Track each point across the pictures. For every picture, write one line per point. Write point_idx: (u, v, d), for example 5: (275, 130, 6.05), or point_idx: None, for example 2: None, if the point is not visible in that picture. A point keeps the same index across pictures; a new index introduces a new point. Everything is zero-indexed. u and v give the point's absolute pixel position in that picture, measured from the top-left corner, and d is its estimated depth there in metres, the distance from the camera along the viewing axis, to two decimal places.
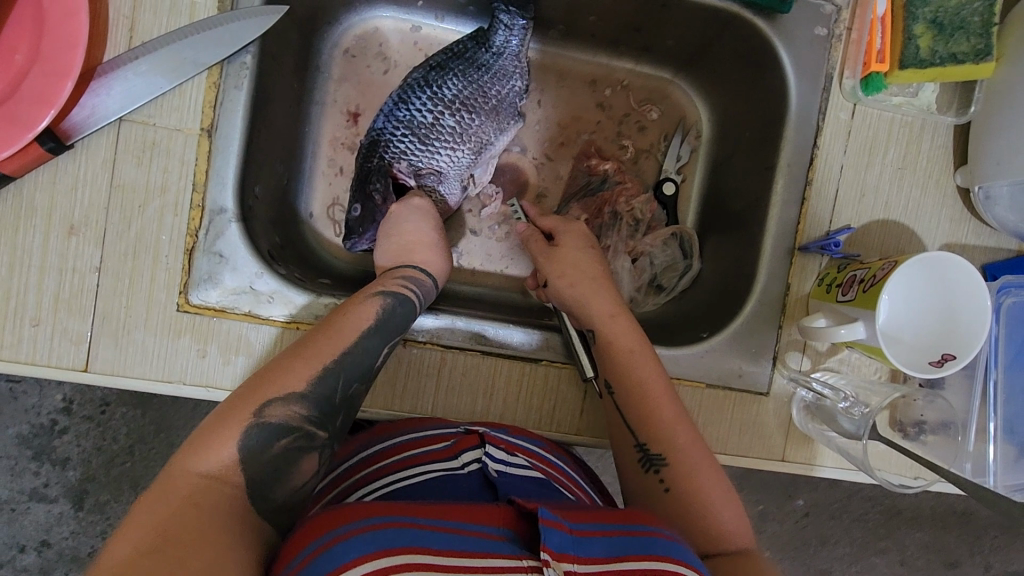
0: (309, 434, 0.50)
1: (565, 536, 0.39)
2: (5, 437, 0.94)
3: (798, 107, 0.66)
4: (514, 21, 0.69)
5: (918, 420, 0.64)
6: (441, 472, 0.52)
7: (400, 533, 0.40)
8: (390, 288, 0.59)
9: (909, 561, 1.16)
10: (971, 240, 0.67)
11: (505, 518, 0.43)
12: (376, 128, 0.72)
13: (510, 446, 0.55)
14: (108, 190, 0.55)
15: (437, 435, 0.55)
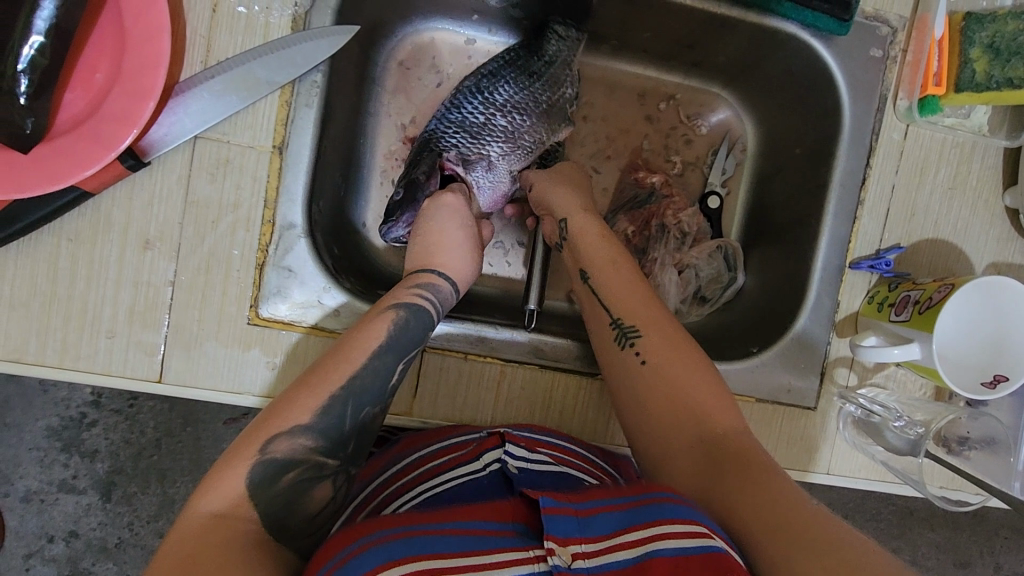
0: (320, 463, 0.49)
1: (569, 521, 0.40)
2: (35, 429, 0.95)
3: (851, 128, 0.67)
4: (568, 32, 0.72)
5: (963, 436, 0.66)
6: (463, 475, 0.52)
7: (411, 539, 0.40)
8: (406, 299, 0.58)
9: (921, 560, 1.18)
10: (1017, 259, 0.68)
11: (516, 511, 0.43)
12: (427, 130, 0.71)
13: (530, 442, 0.55)
14: (182, 206, 0.57)
15: (463, 440, 0.56)
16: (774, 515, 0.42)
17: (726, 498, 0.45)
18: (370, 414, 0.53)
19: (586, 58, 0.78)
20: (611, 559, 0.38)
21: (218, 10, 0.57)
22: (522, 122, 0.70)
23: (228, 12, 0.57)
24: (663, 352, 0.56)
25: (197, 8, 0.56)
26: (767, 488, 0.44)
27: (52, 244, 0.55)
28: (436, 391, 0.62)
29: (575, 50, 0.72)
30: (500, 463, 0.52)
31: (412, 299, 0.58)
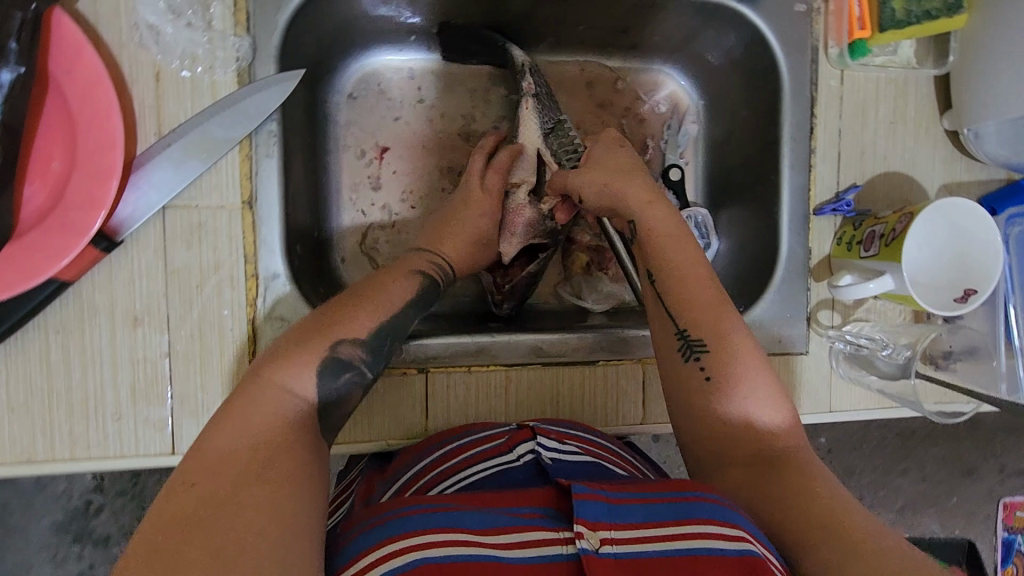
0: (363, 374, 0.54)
1: (600, 507, 0.42)
2: (41, 527, 0.94)
3: (791, 82, 0.70)
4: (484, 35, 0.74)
5: (947, 350, 0.69)
6: (500, 465, 0.53)
7: (446, 513, 0.42)
8: (420, 269, 0.62)
9: (930, 475, 1.24)
10: (965, 177, 0.72)
11: (548, 496, 0.45)
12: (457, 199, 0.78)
13: (560, 435, 0.57)
14: (163, 277, 0.57)
15: (494, 431, 0.58)
16: (830, 510, 0.45)
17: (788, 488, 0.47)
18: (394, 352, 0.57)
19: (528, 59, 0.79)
20: (637, 550, 0.40)
21: (161, 78, 0.57)
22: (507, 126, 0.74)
23: (172, 79, 0.57)
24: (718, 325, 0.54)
25: (140, 80, 0.56)
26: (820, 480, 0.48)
27: (41, 340, 0.55)
28: (448, 407, 0.64)
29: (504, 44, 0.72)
30: (533, 454, 0.54)
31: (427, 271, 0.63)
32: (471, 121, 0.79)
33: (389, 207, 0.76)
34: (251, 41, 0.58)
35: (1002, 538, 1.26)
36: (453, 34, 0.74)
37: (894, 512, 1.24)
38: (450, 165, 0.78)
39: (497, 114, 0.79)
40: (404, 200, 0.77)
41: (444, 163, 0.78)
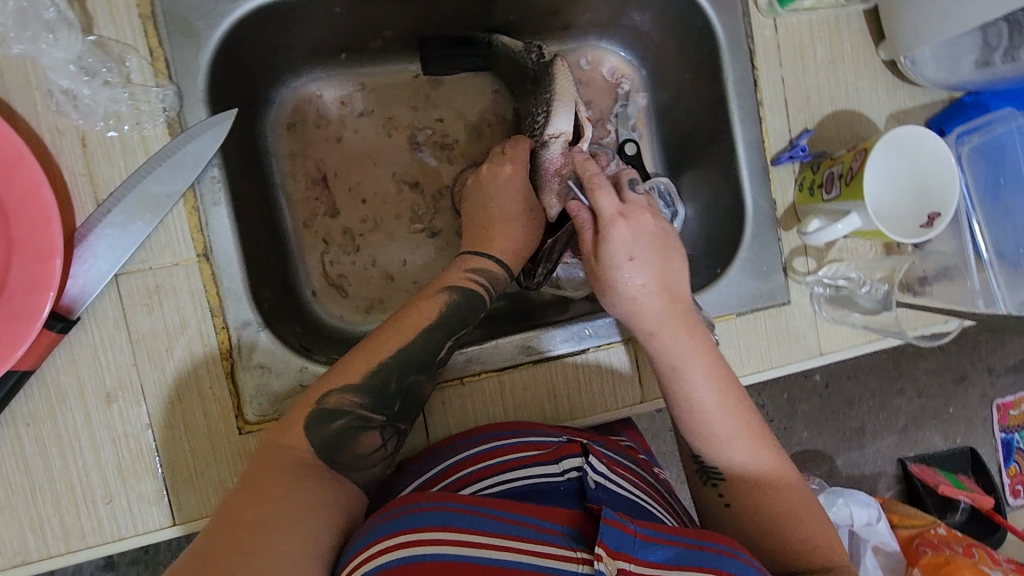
0: (366, 416, 0.55)
1: (627, 538, 0.43)
2: None
3: (727, 39, 0.70)
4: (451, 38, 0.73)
5: (921, 275, 0.70)
6: (541, 475, 0.52)
7: (472, 518, 0.44)
8: (458, 282, 0.62)
9: (925, 390, 1.27)
10: (910, 103, 0.73)
11: (573, 516, 0.46)
12: (417, 211, 0.77)
13: (610, 462, 0.55)
14: (129, 347, 0.54)
15: (538, 438, 0.57)
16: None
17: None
18: (415, 381, 0.58)
19: None
20: None
21: (87, 142, 0.54)
22: (539, 103, 0.71)
23: (99, 141, 0.54)
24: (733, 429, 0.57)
25: (66, 148, 0.54)
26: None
27: (12, 435, 0.52)
28: (447, 420, 0.64)
29: (490, 38, 0.72)
30: (579, 472, 0.53)
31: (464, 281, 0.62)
32: (418, 130, 0.77)
33: (349, 229, 0.76)
34: (175, 88, 0.56)
35: (999, 436, 1.31)
36: (435, 46, 0.73)
37: (898, 433, 1.27)
38: (405, 178, 0.77)
39: (450, 120, 0.78)
40: (364, 220, 0.76)
41: (399, 178, 0.77)
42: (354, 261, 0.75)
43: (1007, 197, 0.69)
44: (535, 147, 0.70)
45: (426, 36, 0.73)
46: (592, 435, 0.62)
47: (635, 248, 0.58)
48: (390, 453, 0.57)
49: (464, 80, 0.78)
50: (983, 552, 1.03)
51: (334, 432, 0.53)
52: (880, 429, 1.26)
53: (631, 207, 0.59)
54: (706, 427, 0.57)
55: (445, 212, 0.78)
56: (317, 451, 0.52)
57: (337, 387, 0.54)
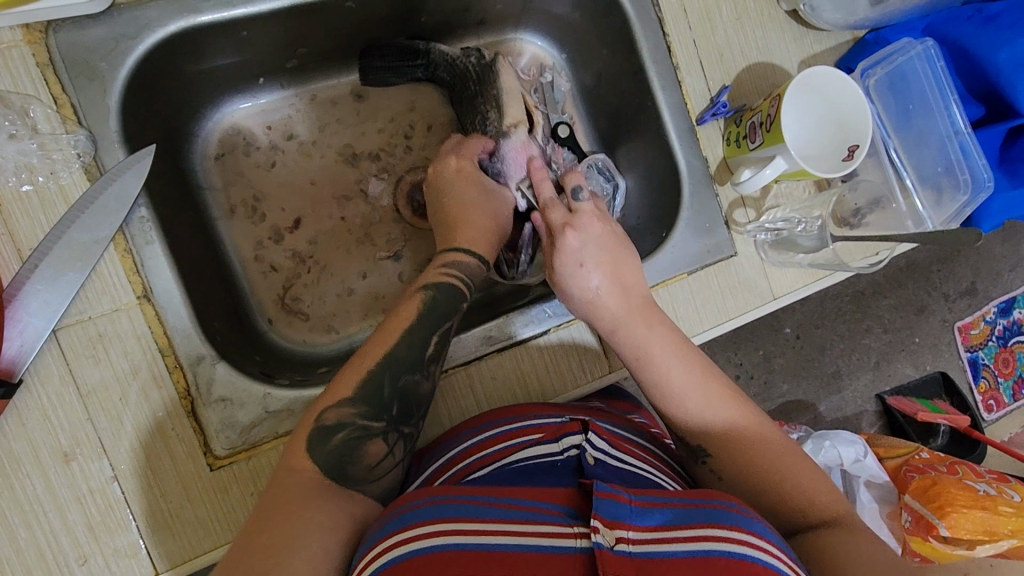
0: (366, 425, 0.54)
1: (623, 507, 0.43)
2: None
3: (634, 10, 0.71)
4: (393, 46, 0.74)
5: (855, 208, 0.73)
6: (539, 456, 0.52)
7: (468, 507, 0.44)
8: (433, 278, 0.62)
9: (889, 325, 1.32)
10: (818, 48, 0.76)
11: (569, 494, 0.46)
12: (363, 223, 0.77)
13: (611, 437, 0.55)
14: (80, 401, 0.53)
15: (541, 421, 0.56)
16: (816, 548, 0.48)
17: (820, 544, 0.48)
18: (409, 381, 0.57)
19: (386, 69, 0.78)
20: (657, 549, 0.41)
21: (2, 201, 0.53)
22: (484, 104, 0.74)
23: (15, 198, 0.53)
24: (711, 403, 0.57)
25: None
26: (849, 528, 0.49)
27: None
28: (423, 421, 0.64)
29: (428, 46, 0.74)
30: (579, 449, 0.52)
31: (441, 277, 0.62)
32: (352, 143, 0.77)
33: (297, 250, 0.75)
34: (87, 133, 0.55)
35: (966, 358, 1.36)
36: (376, 56, 0.74)
37: (871, 370, 1.31)
38: (345, 191, 0.77)
39: (385, 131, 0.78)
40: (311, 240, 0.75)
41: (339, 193, 0.76)
42: (307, 282, 0.75)
43: (918, 123, 0.73)
44: (495, 139, 0.72)
45: (367, 46, 0.74)
46: (597, 413, 0.62)
47: (584, 253, 0.60)
48: (399, 459, 0.55)
49: (399, 89, 0.78)
50: (965, 467, 1.10)
51: (337, 446, 0.52)
52: (854, 370, 1.31)
53: (577, 216, 0.62)
54: (687, 409, 0.57)
55: (391, 219, 0.77)
56: (323, 469, 0.51)
57: (334, 401, 0.54)
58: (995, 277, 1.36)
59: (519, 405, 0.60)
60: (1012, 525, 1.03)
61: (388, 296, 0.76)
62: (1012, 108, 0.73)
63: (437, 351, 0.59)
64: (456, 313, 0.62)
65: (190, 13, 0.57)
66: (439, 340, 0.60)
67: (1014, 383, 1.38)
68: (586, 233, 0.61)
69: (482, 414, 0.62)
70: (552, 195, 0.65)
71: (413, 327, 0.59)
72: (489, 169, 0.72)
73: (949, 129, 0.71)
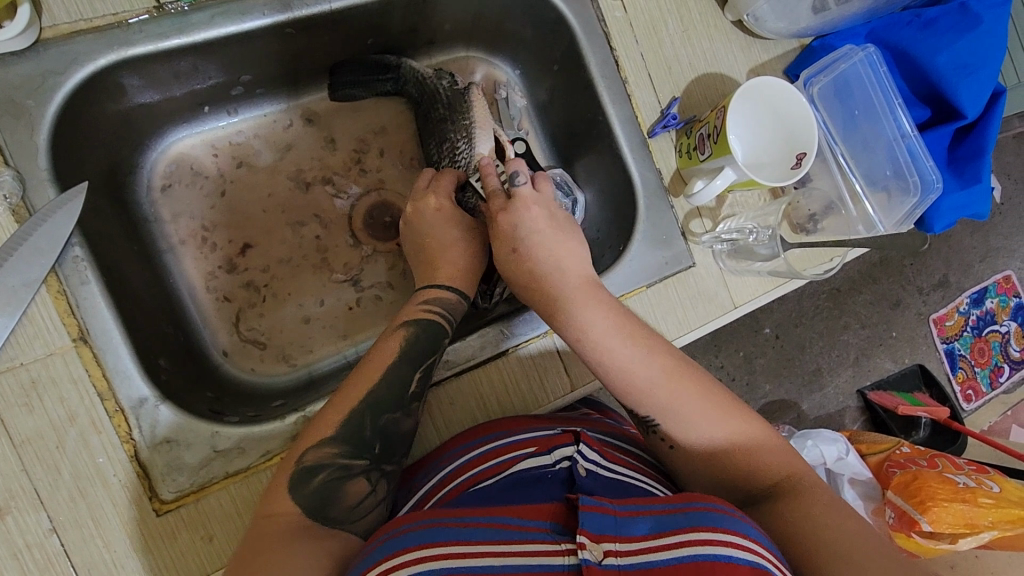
0: (346, 463, 0.52)
1: (607, 519, 0.41)
2: None
3: (580, 26, 0.71)
4: (362, 62, 0.72)
5: (810, 214, 0.75)
6: (532, 468, 0.50)
7: (451, 530, 0.42)
8: (413, 316, 0.61)
9: (866, 321, 1.33)
10: (766, 56, 0.77)
11: (555, 510, 0.44)
12: (318, 249, 0.75)
13: (602, 448, 0.53)
14: (15, 452, 0.51)
15: (532, 436, 0.54)
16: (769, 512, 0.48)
17: (774, 514, 0.48)
18: (390, 419, 0.55)
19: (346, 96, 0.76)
20: (645, 558, 0.39)
21: None
22: (451, 129, 0.73)
23: None
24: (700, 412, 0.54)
25: None
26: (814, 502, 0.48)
27: None
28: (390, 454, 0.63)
29: (399, 62, 0.72)
30: (569, 461, 0.50)
31: (420, 314, 0.61)
32: (302, 169, 0.76)
33: (251, 280, 0.73)
34: (14, 173, 0.53)
35: (943, 349, 1.36)
36: (344, 72, 0.73)
37: (852, 366, 1.32)
38: (298, 218, 0.75)
39: (339, 156, 0.77)
40: (266, 268, 0.74)
41: (292, 220, 0.75)
42: (263, 312, 0.73)
43: (864, 128, 0.74)
44: (465, 173, 0.71)
45: (335, 63, 0.73)
46: (583, 424, 0.60)
47: (530, 231, 0.60)
48: (383, 496, 0.53)
49: (361, 106, 0.78)
50: (944, 460, 1.11)
51: (319, 487, 0.51)
52: (834, 367, 1.31)
53: (514, 200, 0.61)
54: (628, 380, 0.55)
55: (348, 245, 0.76)
56: (307, 512, 0.49)
57: (318, 440, 0.52)
58: (966, 268, 1.38)
59: (513, 420, 0.58)
60: (992, 517, 1.02)
61: (356, 324, 0.75)
62: (957, 111, 0.75)
63: (419, 388, 0.58)
64: (439, 348, 0.60)
65: (120, 46, 0.56)
66: (419, 377, 0.59)
67: (990, 371, 1.40)
68: (540, 220, 0.61)
69: (453, 438, 0.60)
70: (496, 183, 0.64)
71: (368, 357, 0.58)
72: (464, 205, 0.71)
73: (897, 132, 0.72)
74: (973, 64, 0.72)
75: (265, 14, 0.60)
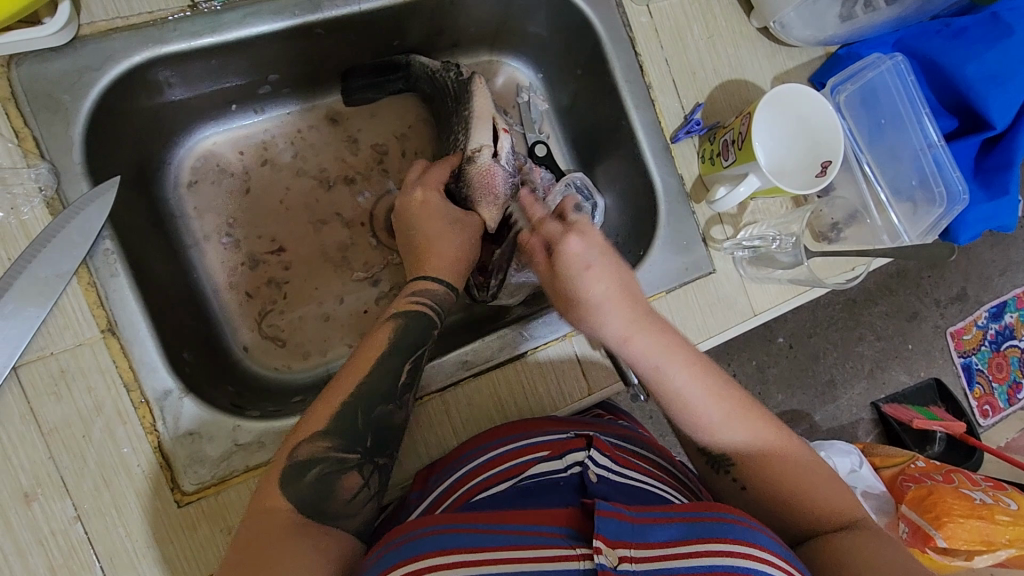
0: (341, 457, 0.52)
1: (624, 525, 0.41)
2: None
3: (606, 32, 0.72)
4: (368, 70, 0.73)
5: (832, 223, 0.75)
6: (545, 473, 0.50)
7: (469, 537, 0.41)
8: (403, 308, 0.61)
9: (883, 332, 1.31)
10: (790, 64, 0.76)
11: (569, 515, 0.43)
12: (338, 247, 0.76)
13: (618, 454, 0.52)
14: (43, 441, 0.52)
15: (548, 438, 0.54)
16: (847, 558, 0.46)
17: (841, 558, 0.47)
18: (383, 411, 0.55)
19: (352, 96, 0.75)
20: (659, 566, 0.40)
21: None
22: (457, 123, 0.74)
23: None
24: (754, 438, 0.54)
25: None
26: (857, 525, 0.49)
27: None
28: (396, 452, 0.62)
29: (408, 59, 0.73)
30: (581, 467, 0.50)
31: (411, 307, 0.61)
32: (327, 168, 0.77)
33: (272, 277, 0.74)
34: (49, 165, 0.54)
35: (960, 363, 1.35)
36: (359, 77, 0.73)
37: (866, 378, 1.30)
38: (320, 217, 0.76)
39: (361, 156, 0.78)
40: (287, 266, 0.74)
41: (314, 218, 0.76)
42: (285, 312, 0.74)
43: (890, 137, 0.73)
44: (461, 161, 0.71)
45: (346, 69, 0.73)
46: (595, 428, 0.59)
47: (589, 257, 0.56)
48: (375, 490, 0.54)
49: (385, 103, 0.78)
50: (960, 475, 1.10)
51: (313, 481, 0.51)
52: (848, 379, 1.30)
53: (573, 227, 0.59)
54: (685, 404, 0.54)
55: (368, 243, 0.77)
56: (300, 507, 0.49)
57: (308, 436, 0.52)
58: (985, 282, 1.36)
59: (525, 423, 0.57)
60: (1010, 534, 1.00)
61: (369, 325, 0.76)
62: (984, 122, 0.74)
63: (410, 378, 0.58)
64: (428, 338, 0.60)
65: (155, 44, 0.57)
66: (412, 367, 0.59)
67: (1009, 388, 1.37)
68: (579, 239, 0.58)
69: (464, 443, 0.59)
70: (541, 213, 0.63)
71: (393, 350, 0.58)
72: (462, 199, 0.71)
73: (923, 142, 0.72)
74: (1002, 76, 0.72)
75: (295, 14, 0.61)
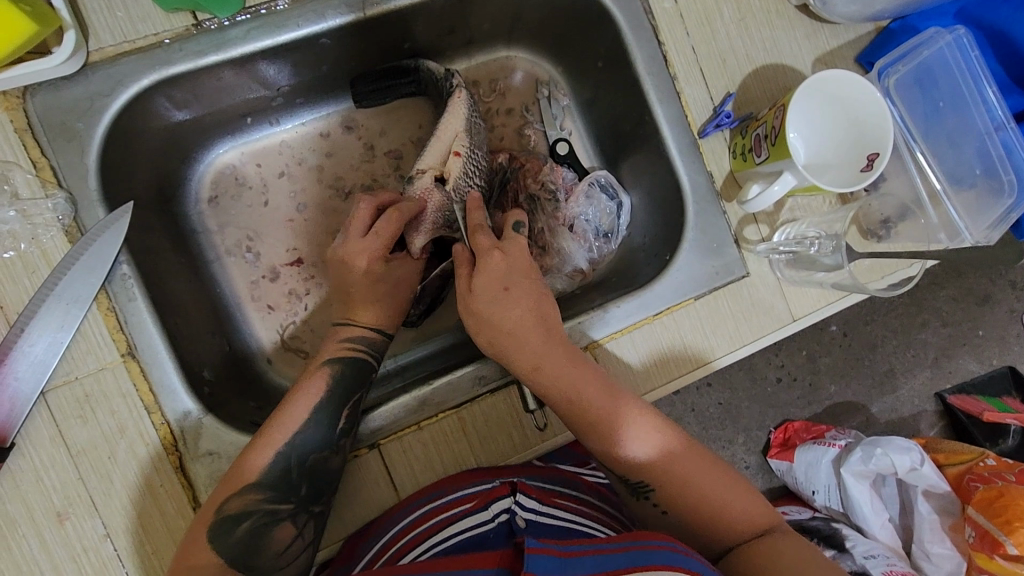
0: (273, 509, 0.53)
1: (553, 561, 0.39)
2: None
3: (627, 21, 0.67)
4: (374, 76, 0.70)
5: (883, 219, 0.67)
6: (472, 527, 0.49)
7: None
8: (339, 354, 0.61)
9: (949, 318, 1.21)
10: (835, 43, 0.69)
11: (502, 557, 0.42)
12: None
13: (542, 495, 0.53)
14: (71, 462, 0.54)
15: (472, 489, 0.53)
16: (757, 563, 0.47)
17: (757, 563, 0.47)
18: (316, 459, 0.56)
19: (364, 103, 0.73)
20: None
21: None
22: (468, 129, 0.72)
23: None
24: (683, 470, 0.53)
25: None
26: (781, 538, 0.49)
27: None
28: (412, 471, 0.59)
29: (417, 63, 0.70)
30: (508, 513, 0.50)
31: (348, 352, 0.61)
32: (343, 177, 0.76)
33: (293, 289, 0.74)
34: (66, 195, 0.55)
35: None
36: (365, 84, 0.71)
37: (930, 367, 1.21)
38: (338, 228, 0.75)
39: (377, 162, 0.76)
40: (309, 277, 0.74)
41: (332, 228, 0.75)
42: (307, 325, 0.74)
43: (949, 121, 0.66)
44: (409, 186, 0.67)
45: (355, 75, 0.71)
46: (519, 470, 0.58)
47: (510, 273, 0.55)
48: (310, 540, 0.55)
49: (400, 107, 0.77)
50: None
51: (243, 534, 0.52)
52: (910, 367, 1.20)
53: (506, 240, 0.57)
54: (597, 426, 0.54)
55: None
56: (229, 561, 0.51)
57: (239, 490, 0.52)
58: None
59: (460, 474, 0.56)
60: None
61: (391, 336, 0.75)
62: None
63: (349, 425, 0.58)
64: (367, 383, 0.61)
65: (161, 66, 0.57)
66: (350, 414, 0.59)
67: None
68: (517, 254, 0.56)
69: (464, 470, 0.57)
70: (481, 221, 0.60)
71: None
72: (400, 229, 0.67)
73: (988, 125, 0.65)
74: None
75: (299, 26, 0.60)
